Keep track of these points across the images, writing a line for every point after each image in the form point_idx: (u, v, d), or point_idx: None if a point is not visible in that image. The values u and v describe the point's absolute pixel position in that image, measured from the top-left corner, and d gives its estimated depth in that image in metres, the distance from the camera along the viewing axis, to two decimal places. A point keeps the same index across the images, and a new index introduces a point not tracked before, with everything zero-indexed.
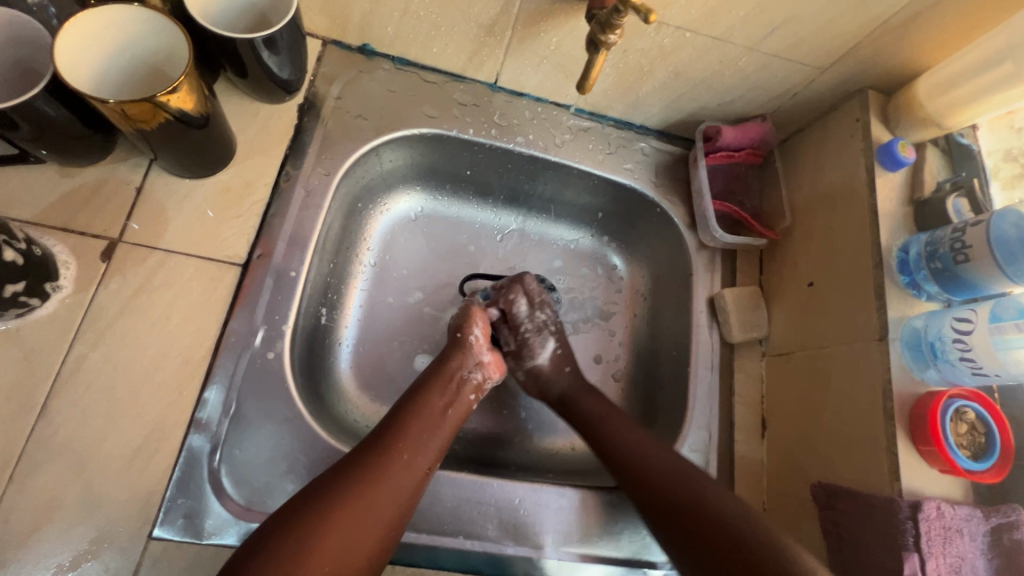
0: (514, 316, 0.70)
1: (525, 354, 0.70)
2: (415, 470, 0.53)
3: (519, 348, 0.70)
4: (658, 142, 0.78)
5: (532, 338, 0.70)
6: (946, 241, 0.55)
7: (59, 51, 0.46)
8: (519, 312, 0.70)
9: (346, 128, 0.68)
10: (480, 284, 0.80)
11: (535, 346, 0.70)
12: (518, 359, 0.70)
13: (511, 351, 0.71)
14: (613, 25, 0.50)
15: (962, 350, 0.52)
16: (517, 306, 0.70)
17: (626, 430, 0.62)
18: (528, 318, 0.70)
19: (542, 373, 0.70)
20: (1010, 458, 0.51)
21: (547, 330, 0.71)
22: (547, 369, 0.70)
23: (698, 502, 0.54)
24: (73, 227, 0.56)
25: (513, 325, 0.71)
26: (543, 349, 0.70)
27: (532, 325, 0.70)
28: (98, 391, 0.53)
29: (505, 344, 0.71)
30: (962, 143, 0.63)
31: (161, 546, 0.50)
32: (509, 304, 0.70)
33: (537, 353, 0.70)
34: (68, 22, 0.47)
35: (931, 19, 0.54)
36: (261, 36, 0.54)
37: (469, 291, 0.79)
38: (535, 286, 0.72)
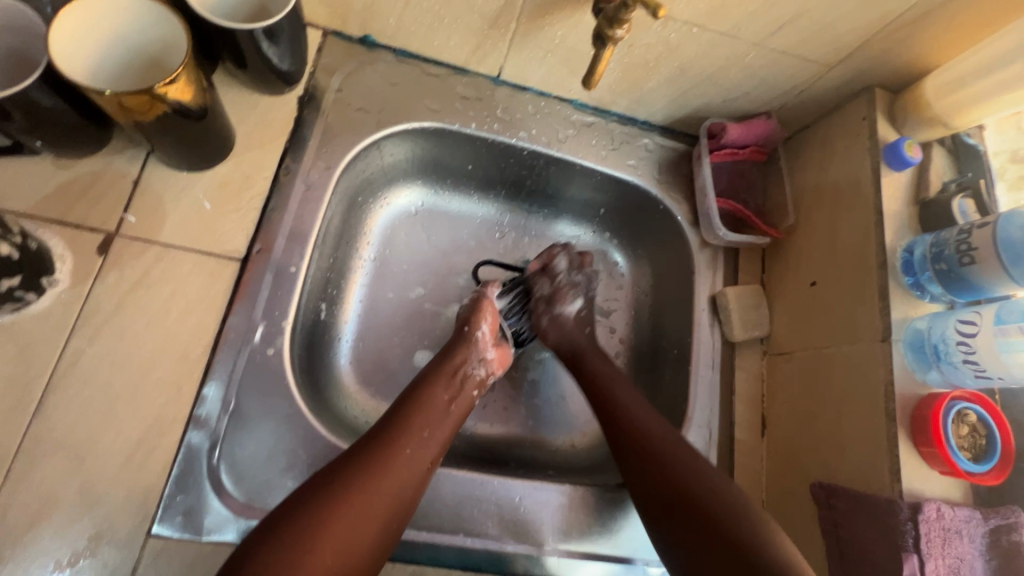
0: (554, 267, 0.73)
1: (555, 301, 0.71)
2: (419, 464, 0.53)
3: (553, 292, 0.72)
4: (662, 138, 0.78)
5: (567, 287, 0.72)
6: (951, 243, 0.54)
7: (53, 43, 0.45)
8: (559, 262, 0.73)
9: (346, 121, 0.67)
10: (495, 271, 0.80)
11: (568, 293, 0.72)
12: (548, 304, 0.72)
13: (541, 297, 0.72)
14: (621, 18, 0.49)
15: (965, 353, 0.51)
16: (557, 260, 0.73)
17: (633, 408, 0.60)
18: (567, 270, 0.73)
19: (566, 323, 0.71)
20: (1010, 460, 0.51)
21: (580, 290, 0.73)
22: (570, 321, 0.71)
23: (696, 484, 0.52)
24: (68, 220, 0.55)
25: (551, 273, 0.73)
26: (572, 301, 0.72)
27: (568, 278, 0.73)
28: (95, 387, 0.52)
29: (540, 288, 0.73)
30: (969, 143, 0.62)
31: (161, 542, 0.50)
32: (553, 256, 0.73)
33: (565, 303, 0.71)
34: (61, 12, 0.45)
35: (942, 17, 0.54)
36: (260, 27, 0.53)
37: (484, 277, 0.80)
38: (584, 255, 0.75)
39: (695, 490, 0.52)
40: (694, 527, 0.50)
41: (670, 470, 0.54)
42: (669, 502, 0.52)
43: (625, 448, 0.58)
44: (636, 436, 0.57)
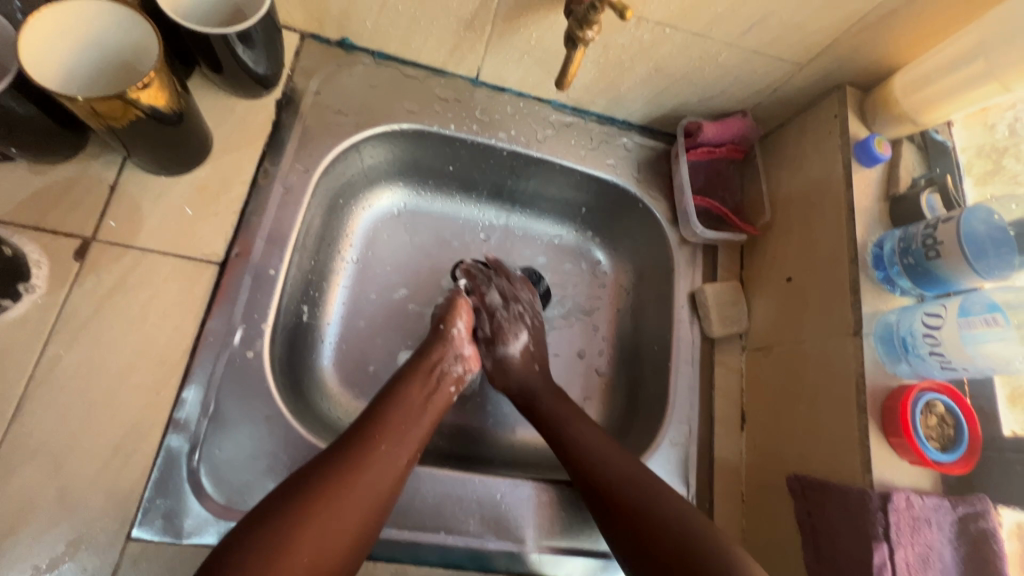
0: (489, 305, 0.71)
1: (497, 342, 0.70)
2: (396, 461, 0.54)
3: (492, 335, 0.70)
4: (641, 138, 0.78)
5: (508, 325, 0.70)
6: (918, 237, 0.55)
7: (24, 55, 0.45)
8: (492, 300, 0.72)
9: (324, 124, 0.68)
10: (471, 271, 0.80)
11: (510, 333, 0.70)
12: (494, 343, 0.70)
13: (483, 339, 0.70)
14: (590, 20, 0.50)
15: (931, 344, 0.53)
16: (489, 296, 0.72)
17: (597, 449, 0.59)
18: (502, 305, 0.72)
19: (512, 367, 0.68)
20: (977, 449, 0.53)
21: (522, 322, 0.71)
22: (517, 362, 0.69)
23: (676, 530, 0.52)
24: (45, 226, 0.55)
25: (489, 312, 0.71)
26: (516, 339, 0.70)
27: (506, 314, 0.71)
28: (73, 392, 0.52)
29: (480, 328, 0.70)
30: (937, 139, 0.63)
31: (140, 547, 0.50)
32: (483, 296, 0.72)
33: (511, 342, 0.69)
34: (28, 24, 0.45)
35: (906, 16, 0.55)
36: (234, 31, 0.53)
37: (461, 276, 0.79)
38: (514, 284, 0.73)
39: (681, 540, 0.51)
40: (670, 573, 0.50)
41: (644, 512, 0.53)
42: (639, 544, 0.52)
43: (590, 489, 0.57)
44: (599, 483, 0.57)
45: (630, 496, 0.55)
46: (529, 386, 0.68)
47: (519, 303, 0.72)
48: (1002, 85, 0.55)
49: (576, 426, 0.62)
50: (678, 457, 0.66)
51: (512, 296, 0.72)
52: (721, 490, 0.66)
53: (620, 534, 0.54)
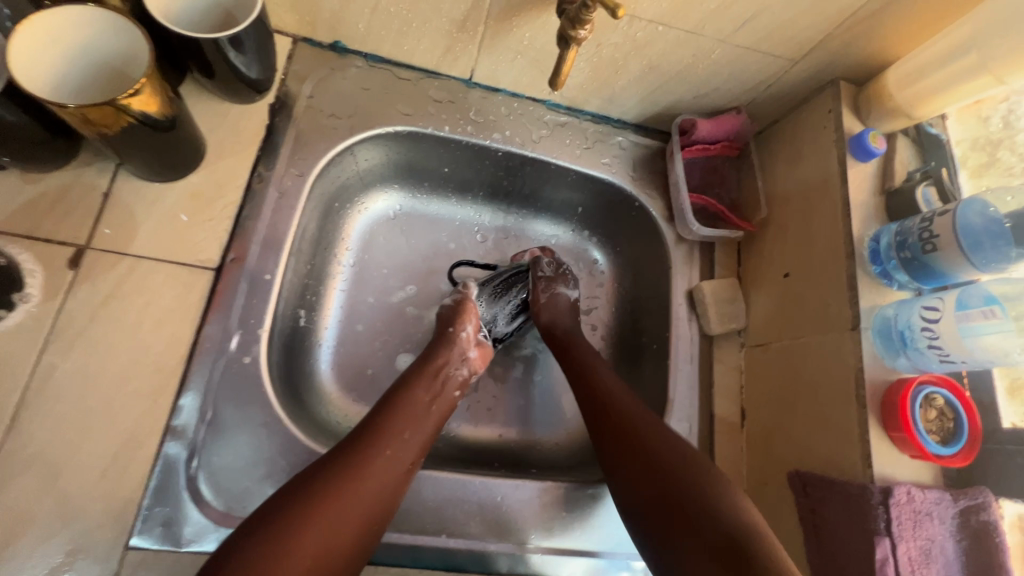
0: (556, 259, 0.76)
1: (557, 282, 0.73)
2: (398, 466, 0.53)
3: (558, 275, 0.74)
4: (636, 136, 0.78)
5: (570, 277, 0.75)
6: (915, 231, 0.55)
7: (14, 48, 0.45)
8: (558, 256, 0.76)
9: (318, 128, 0.68)
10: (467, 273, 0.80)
11: (571, 280, 0.74)
12: (557, 281, 0.73)
13: (544, 275, 0.73)
14: (582, 19, 0.50)
15: (930, 338, 0.53)
16: (555, 252, 0.76)
17: (624, 400, 0.59)
18: (564, 263, 0.76)
19: (562, 306, 0.72)
20: (977, 442, 0.52)
21: (577, 281, 0.76)
22: (566, 305, 0.72)
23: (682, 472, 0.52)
24: (38, 235, 0.55)
25: (556, 262, 0.75)
26: (573, 288, 0.74)
27: (571, 268, 0.76)
28: (69, 401, 0.52)
29: (544, 269, 0.73)
30: (931, 132, 0.64)
31: (140, 554, 0.50)
32: (548, 249, 0.77)
33: (571, 287, 0.74)
34: (27, 19, 0.45)
35: (899, 9, 0.55)
36: (225, 36, 0.53)
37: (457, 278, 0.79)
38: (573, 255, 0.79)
39: (677, 480, 0.51)
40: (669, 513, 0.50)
41: (648, 451, 0.54)
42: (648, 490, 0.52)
43: (603, 436, 0.58)
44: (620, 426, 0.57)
45: (646, 442, 0.55)
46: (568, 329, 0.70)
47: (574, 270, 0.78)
48: (996, 77, 0.54)
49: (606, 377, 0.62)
50: None
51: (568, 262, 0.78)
52: None
53: (623, 483, 0.54)
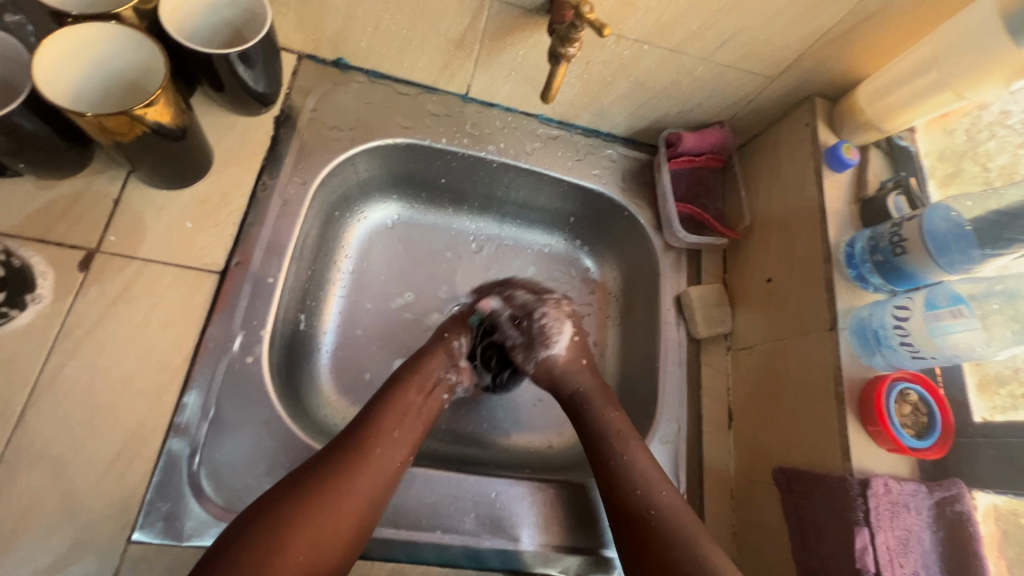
0: (522, 304, 0.70)
1: (539, 343, 0.68)
2: (389, 463, 0.55)
3: (532, 336, 0.68)
4: (625, 149, 0.82)
5: (550, 320, 0.69)
6: (886, 235, 0.59)
7: (41, 54, 0.48)
8: (524, 299, 0.70)
9: (322, 140, 0.71)
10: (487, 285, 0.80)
11: (553, 330, 0.68)
12: (535, 347, 0.68)
13: (517, 344, 0.70)
14: (571, 38, 0.54)
15: (901, 336, 0.55)
16: (518, 295, 0.70)
17: (647, 479, 0.58)
18: (535, 300, 0.70)
19: (558, 365, 0.68)
20: (949, 436, 0.55)
21: (562, 318, 0.69)
22: (563, 360, 0.68)
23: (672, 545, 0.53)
24: (50, 238, 0.57)
25: (523, 310, 0.70)
26: (558, 336, 0.68)
27: (543, 312, 0.69)
28: (76, 398, 0.53)
29: (511, 337, 0.70)
30: (901, 145, 0.68)
31: (141, 548, 0.51)
32: (511, 297, 0.70)
33: (557, 339, 0.68)
34: (63, 29, 0.49)
35: (867, 30, 0.59)
36: (235, 51, 0.56)
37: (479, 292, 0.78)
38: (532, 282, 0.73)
39: (673, 553, 0.53)
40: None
41: (650, 529, 0.55)
42: (637, 552, 0.54)
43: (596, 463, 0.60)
44: (635, 514, 0.56)
45: (659, 531, 0.54)
46: (583, 391, 0.66)
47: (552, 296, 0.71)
48: (958, 93, 0.58)
49: (634, 453, 0.60)
50: (668, 454, 0.68)
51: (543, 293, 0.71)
52: (710, 486, 0.68)
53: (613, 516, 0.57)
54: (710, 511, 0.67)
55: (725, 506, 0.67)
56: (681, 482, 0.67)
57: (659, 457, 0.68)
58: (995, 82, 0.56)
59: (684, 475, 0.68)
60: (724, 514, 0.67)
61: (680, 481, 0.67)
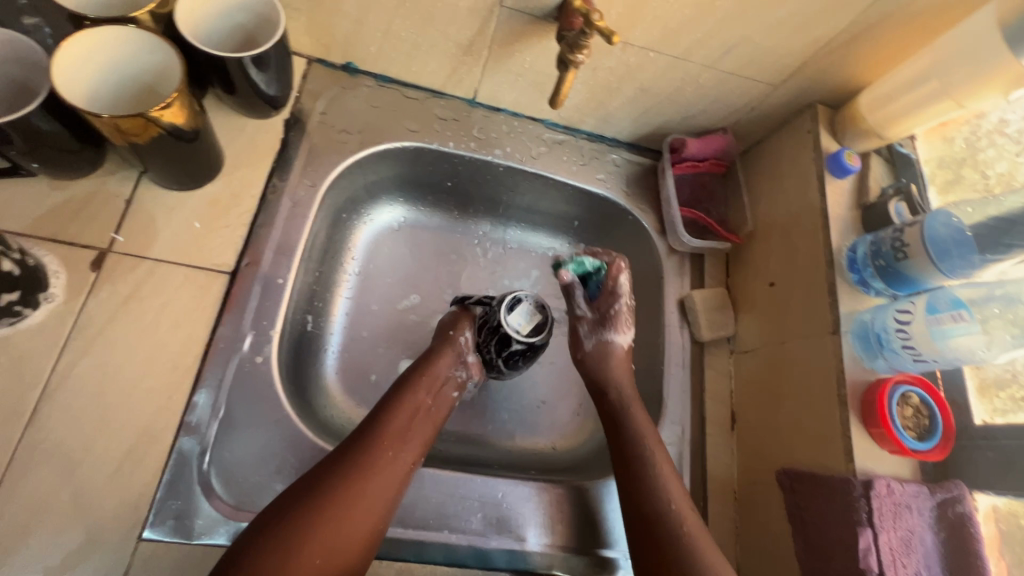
0: (618, 287, 0.69)
1: (605, 325, 0.69)
2: (401, 465, 0.56)
3: (606, 316, 0.69)
4: (629, 154, 0.83)
5: (625, 314, 0.70)
6: (887, 241, 0.60)
7: (60, 58, 0.49)
8: (621, 283, 0.69)
9: (331, 143, 0.72)
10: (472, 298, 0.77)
11: (624, 320, 0.69)
12: (606, 326, 0.69)
13: (586, 318, 0.71)
14: (581, 45, 0.55)
15: (903, 339, 0.56)
16: (620, 277, 0.69)
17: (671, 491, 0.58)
18: (626, 293, 0.70)
19: (613, 356, 0.68)
20: (951, 438, 0.57)
21: (632, 320, 0.70)
22: (618, 353, 0.69)
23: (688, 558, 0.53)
24: (62, 238, 0.58)
25: (614, 290, 0.69)
26: (624, 330, 0.69)
27: (625, 305, 0.69)
28: (87, 397, 0.54)
29: (582, 308, 0.71)
30: (902, 152, 0.69)
31: (152, 546, 0.52)
32: (618, 273, 0.69)
33: (624, 330, 0.70)
34: (77, 34, 0.49)
35: (869, 39, 0.60)
36: (248, 55, 0.57)
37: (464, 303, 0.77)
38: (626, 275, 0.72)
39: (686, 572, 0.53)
40: None
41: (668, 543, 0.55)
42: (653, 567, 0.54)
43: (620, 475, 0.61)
44: (656, 523, 0.56)
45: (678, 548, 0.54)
46: (624, 398, 0.66)
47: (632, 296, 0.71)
48: (957, 102, 0.60)
49: (661, 466, 0.60)
50: (672, 456, 0.69)
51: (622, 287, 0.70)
52: (714, 488, 0.68)
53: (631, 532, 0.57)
54: (713, 512, 0.67)
55: (729, 508, 0.68)
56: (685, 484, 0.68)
57: None
58: (994, 91, 0.57)
59: (688, 476, 0.68)
60: (728, 515, 0.68)
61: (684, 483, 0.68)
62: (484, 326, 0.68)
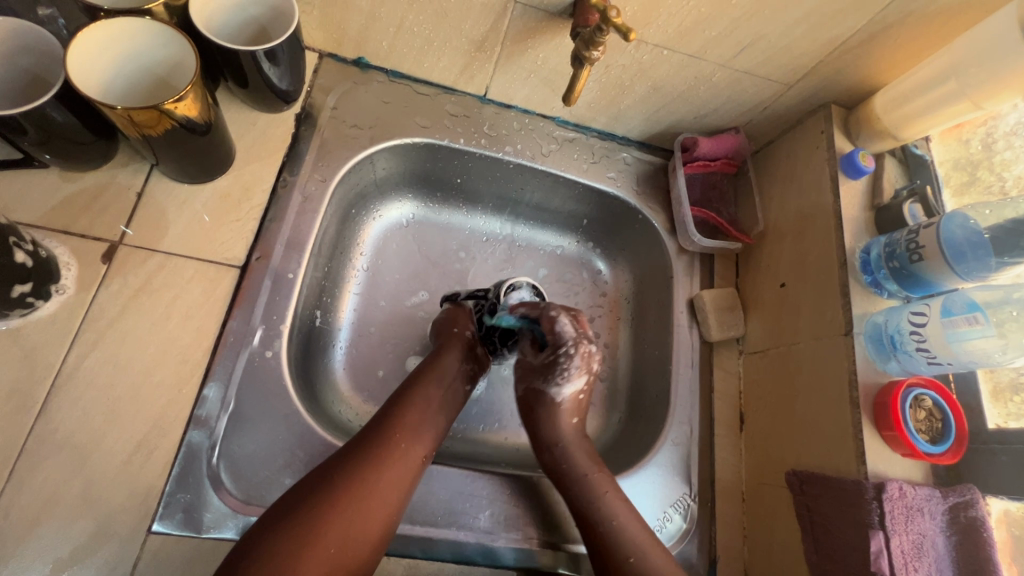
0: (559, 339, 0.61)
1: (549, 374, 0.63)
2: (413, 458, 0.56)
3: (547, 365, 0.63)
4: (639, 153, 0.83)
5: (573, 364, 0.62)
6: (902, 242, 0.59)
7: (75, 52, 0.49)
8: (563, 332, 0.61)
9: (341, 137, 0.71)
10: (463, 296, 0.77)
11: (568, 372, 0.62)
12: (545, 376, 0.63)
13: (529, 361, 0.66)
14: (596, 41, 0.54)
15: (918, 341, 0.56)
16: (561, 324, 0.61)
17: (628, 532, 0.57)
18: (573, 339, 0.61)
19: (552, 406, 0.63)
20: (964, 441, 0.56)
21: (586, 369, 0.63)
22: (561, 404, 0.63)
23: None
24: (74, 230, 0.57)
25: (555, 342, 0.62)
26: (569, 381, 0.62)
27: (574, 352, 0.61)
28: (98, 389, 0.54)
29: (529, 351, 0.66)
30: (916, 153, 0.69)
31: (160, 540, 0.51)
32: (552, 326, 0.61)
33: (568, 380, 0.63)
34: (87, 28, 0.49)
35: (886, 39, 0.60)
36: (262, 49, 0.56)
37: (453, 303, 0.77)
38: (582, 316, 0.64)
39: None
40: None
41: None
42: None
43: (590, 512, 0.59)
44: (615, 565, 0.55)
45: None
46: (565, 445, 0.63)
47: (592, 342, 0.63)
48: (975, 103, 0.59)
49: (612, 503, 0.59)
50: (680, 456, 0.69)
51: (585, 332, 0.63)
52: (722, 489, 0.68)
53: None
54: (721, 513, 0.67)
55: (737, 508, 0.68)
56: (693, 484, 0.68)
57: (671, 459, 0.68)
58: (1013, 93, 0.56)
59: (696, 477, 0.68)
60: (735, 516, 0.67)
61: (692, 483, 0.68)
62: (485, 317, 0.69)
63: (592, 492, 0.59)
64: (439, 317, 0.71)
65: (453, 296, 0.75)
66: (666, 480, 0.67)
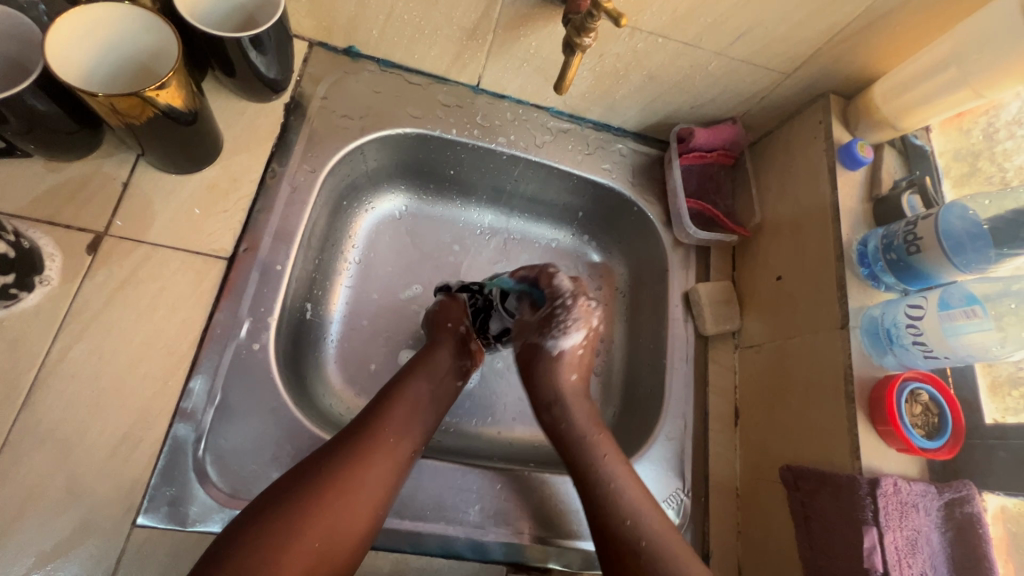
0: (557, 291, 0.63)
1: (549, 329, 0.63)
2: (402, 451, 0.55)
3: (545, 320, 0.63)
4: (635, 144, 0.82)
5: (572, 316, 0.62)
6: (900, 234, 0.58)
7: (53, 40, 0.48)
8: (561, 284, 0.63)
9: (331, 128, 0.70)
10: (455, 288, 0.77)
11: (567, 325, 0.62)
12: (541, 330, 0.63)
13: (528, 321, 0.65)
14: (587, 28, 0.53)
15: (914, 335, 0.55)
16: (557, 280, 0.63)
17: (636, 498, 0.56)
18: (571, 293, 0.63)
19: (553, 358, 0.63)
20: (960, 437, 0.55)
21: (589, 321, 0.64)
22: (561, 357, 0.63)
23: (645, 559, 0.52)
24: (58, 220, 0.57)
25: (553, 295, 0.63)
26: (572, 334, 0.63)
27: (572, 303, 0.63)
28: (83, 382, 0.53)
29: (526, 314, 0.66)
30: (916, 143, 0.68)
31: (145, 533, 0.51)
32: (551, 279, 0.64)
33: (567, 334, 0.63)
34: (64, 15, 0.48)
35: (886, 25, 0.58)
36: (247, 36, 0.55)
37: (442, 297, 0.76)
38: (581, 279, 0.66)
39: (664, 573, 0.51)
40: None
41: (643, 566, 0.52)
42: None
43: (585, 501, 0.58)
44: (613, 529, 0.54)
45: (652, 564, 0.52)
46: (563, 402, 0.62)
47: (590, 296, 0.64)
48: (976, 92, 0.58)
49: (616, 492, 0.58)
50: (673, 450, 0.68)
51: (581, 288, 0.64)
52: (715, 484, 0.68)
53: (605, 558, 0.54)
54: (714, 508, 0.67)
55: (730, 504, 0.67)
56: (686, 480, 0.67)
57: (664, 454, 0.67)
58: (1015, 81, 0.55)
59: (689, 471, 0.67)
60: (728, 511, 0.67)
61: (685, 479, 0.67)
62: (481, 311, 0.69)
63: (591, 454, 0.59)
64: (432, 308, 0.70)
65: (446, 288, 0.74)
66: (659, 475, 0.66)
